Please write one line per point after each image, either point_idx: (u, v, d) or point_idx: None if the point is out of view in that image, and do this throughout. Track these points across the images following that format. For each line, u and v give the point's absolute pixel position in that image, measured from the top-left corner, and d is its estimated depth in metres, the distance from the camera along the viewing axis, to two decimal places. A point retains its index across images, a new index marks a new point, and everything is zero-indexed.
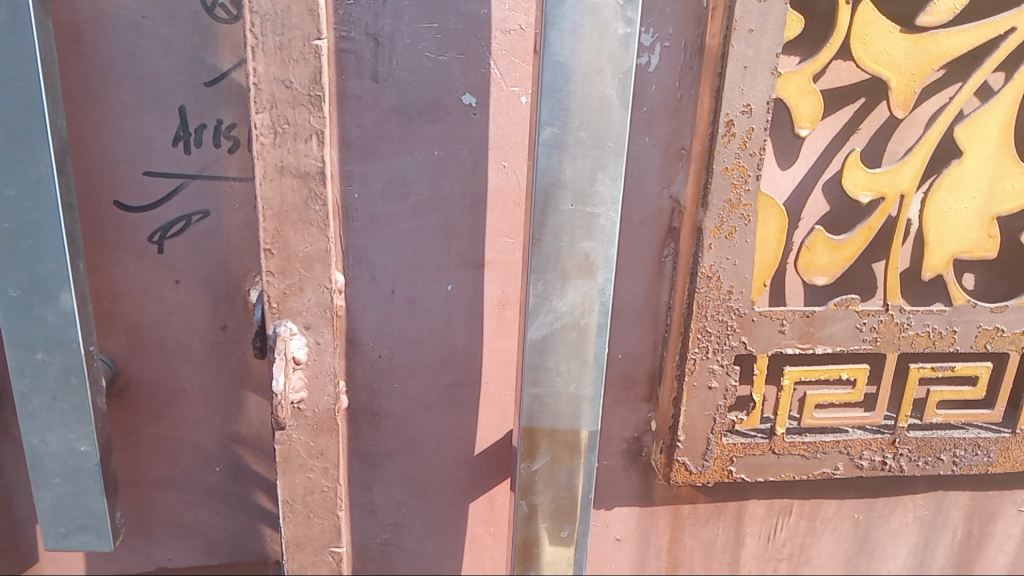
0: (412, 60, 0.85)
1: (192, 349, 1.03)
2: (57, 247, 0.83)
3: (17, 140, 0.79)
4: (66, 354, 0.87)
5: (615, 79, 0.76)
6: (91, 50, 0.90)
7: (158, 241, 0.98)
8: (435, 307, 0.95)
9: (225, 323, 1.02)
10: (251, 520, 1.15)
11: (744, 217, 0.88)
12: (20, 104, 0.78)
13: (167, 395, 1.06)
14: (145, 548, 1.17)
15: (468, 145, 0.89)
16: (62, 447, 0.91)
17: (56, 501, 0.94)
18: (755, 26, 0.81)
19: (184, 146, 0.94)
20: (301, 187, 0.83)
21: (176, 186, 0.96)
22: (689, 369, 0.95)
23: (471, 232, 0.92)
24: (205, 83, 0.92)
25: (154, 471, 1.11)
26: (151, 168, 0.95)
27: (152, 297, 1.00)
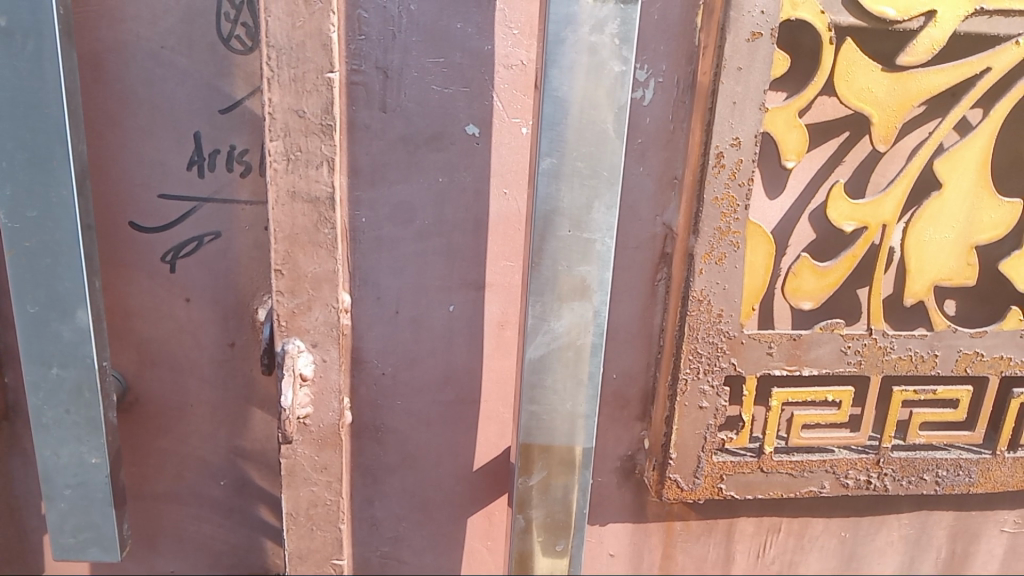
0: (419, 91, 0.90)
1: (201, 365, 1.07)
2: (75, 266, 0.87)
3: (40, 164, 0.83)
4: (80, 368, 0.90)
5: (611, 114, 0.80)
6: (112, 78, 0.94)
7: (171, 261, 1.02)
8: (437, 326, 0.99)
9: (233, 340, 1.06)
10: (254, 534, 1.18)
11: (733, 244, 0.92)
12: (45, 130, 0.82)
13: (175, 409, 1.09)
14: (149, 560, 1.19)
15: (470, 173, 0.93)
16: (73, 459, 0.94)
17: (67, 511, 0.96)
18: (743, 64, 0.85)
19: (198, 170, 0.99)
20: (311, 212, 0.87)
21: (190, 208, 1.00)
22: (680, 389, 0.99)
23: (473, 256, 0.97)
24: (219, 110, 0.97)
25: (160, 484, 1.14)
26: (166, 190, 0.99)
27: (164, 315, 1.04)
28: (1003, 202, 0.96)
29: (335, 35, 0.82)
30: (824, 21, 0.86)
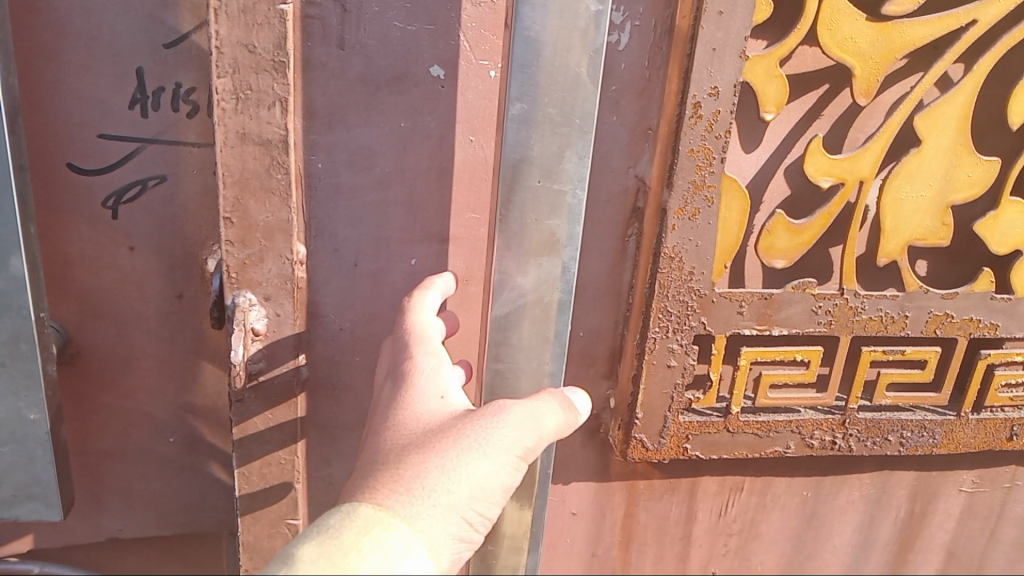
0: (380, 28, 0.84)
1: (147, 317, 1.01)
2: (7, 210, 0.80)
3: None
4: (15, 320, 0.84)
5: (586, 57, 0.75)
6: (45, 5, 0.86)
7: (113, 206, 0.95)
8: (399, 280, 0.94)
9: (181, 292, 1.00)
10: (206, 492, 1.14)
11: (707, 199, 0.89)
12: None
13: (122, 363, 1.03)
14: (94, 521, 1.14)
15: (434, 118, 0.88)
16: (10, 415, 0.88)
17: (4, 468, 0.91)
18: (725, 8, 0.81)
19: (142, 109, 0.91)
20: (262, 155, 0.83)
21: (132, 150, 0.93)
22: (649, 348, 0.95)
23: (436, 207, 0.92)
24: (164, 45, 0.89)
25: (105, 442, 1.08)
26: (106, 130, 0.92)
27: (107, 264, 0.98)
28: (981, 161, 0.93)
29: None
30: None
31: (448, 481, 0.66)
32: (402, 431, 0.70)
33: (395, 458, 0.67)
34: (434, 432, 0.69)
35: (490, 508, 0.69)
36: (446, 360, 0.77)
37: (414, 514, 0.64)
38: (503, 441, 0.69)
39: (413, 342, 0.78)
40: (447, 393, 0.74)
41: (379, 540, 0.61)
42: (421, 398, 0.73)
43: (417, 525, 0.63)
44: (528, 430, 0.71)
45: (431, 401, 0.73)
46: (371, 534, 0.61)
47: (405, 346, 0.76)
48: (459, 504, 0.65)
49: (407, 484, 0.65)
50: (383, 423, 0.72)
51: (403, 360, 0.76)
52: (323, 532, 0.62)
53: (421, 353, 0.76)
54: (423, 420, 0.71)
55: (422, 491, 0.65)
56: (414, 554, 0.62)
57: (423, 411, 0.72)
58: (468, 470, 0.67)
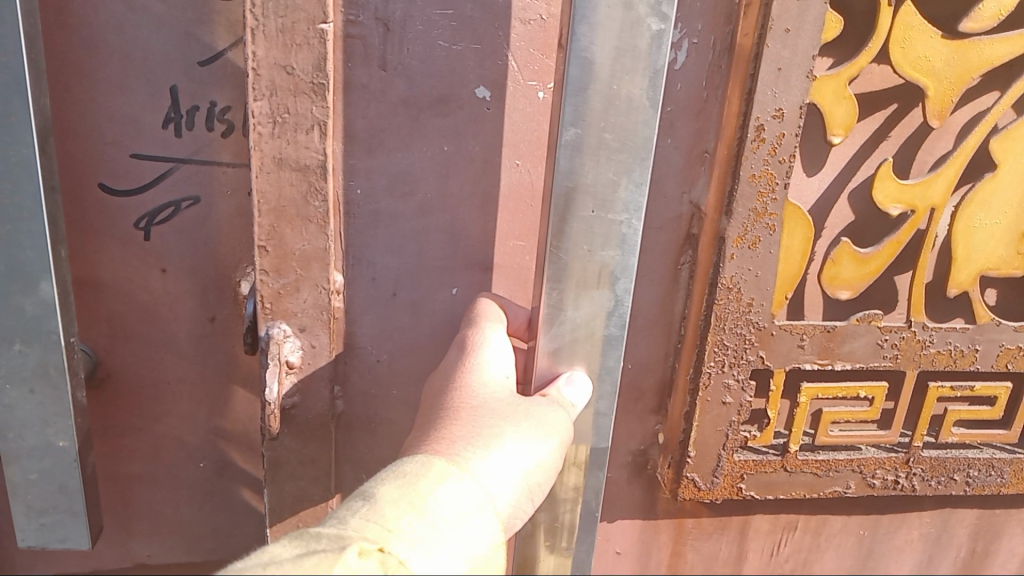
0: (424, 48, 0.79)
1: (180, 344, 0.96)
2: (34, 233, 0.76)
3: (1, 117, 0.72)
4: (45, 346, 0.80)
5: (645, 77, 0.70)
6: (78, 20, 0.81)
7: (145, 227, 0.90)
8: (439, 311, 0.90)
9: (213, 315, 0.95)
10: (234, 522, 1.09)
11: (769, 227, 0.84)
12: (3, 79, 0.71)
13: (153, 392, 0.99)
14: (120, 546, 1.09)
15: (478, 141, 0.83)
16: (39, 444, 0.84)
17: (34, 501, 0.87)
18: (792, 25, 0.76)
19: (175, 128, 0.86)
20: (300, 181, 0.80)
21: (165, 170, 0.88)
22: (703, 383, 0.90)
23: (478, 235, 0.87)
24: (199, 62, 0.84)
25: (133, 472, 1.03)
26: (140, 150, 0.87)
27: (139, 288, 0.93)
28: None
29: None
30: None
31: (516, 447, 0.66)
32: (464, 396, 0.71)
33: (461, 419, 0.68)
34: (502, 404, 0.71)
35: (545, 483, 0.69)
36: (507, 343, 0.78)
37: (482, 470, 0.64)
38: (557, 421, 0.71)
39: (481, 325, 0.79)
40: (508, 372, 0.75)
41: (452, 489, 0.61)
42: (484, 374, 0.73)
43: (486, 481, 0.63)
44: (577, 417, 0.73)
45: (496, 377, 0.74)
46: (444, 482, 0.61)
47: (473, 323, 0.78)
48: (524, 469, 0.66)
49: (475, 441, 0.66)
50: (443, 391, 0.72)
51: (467, 338, 0.77)
52: (398, 476, 0.61)
53: (487, 332, 0.78)
54: (489, 391, 0.72)
55: (491, 449, 0.65)
56: (483, 508, 0.62)
57: (489, 384, 0.72)
58: (532, 440, 0.68)
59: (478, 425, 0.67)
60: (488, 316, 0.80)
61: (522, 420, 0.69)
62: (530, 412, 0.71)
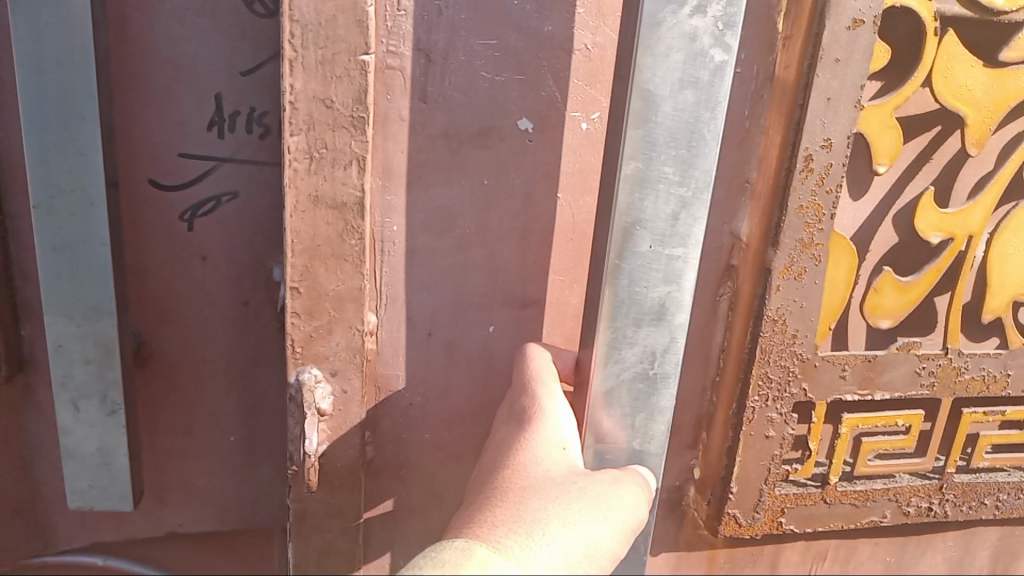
0: (466, 79, 0.76)
1: (218, 332, 0.91)
2: (96, 214, 0.76)
3: (66, 108, 0.72)
4: (101, 312, 0.78)
5: (705, 111, 0.68)
6: (135, 28, 0.79)
7: (189, 219, 0.87)
8: (475, 350, 0.86)
9: (247, 298, 0.90)
10: (261, 492, 1.00)
11: (815, 258, 0.82)
12: (69, 70, 0.71)
13: (191, 383, 0.93)
14: (152, 518, 0.99)
15: (520, 174, 0.80)
16: (91, 414, 0.82)
17: (83, 474, 0.85)
18: (842, 55, 0.75)
19: (218, 131, 0.84)
20: (336, 219, 0.76)
21: (208, 168, 0.86)
22: (747, 417, 0.88)
23: (517, 270, 0.83)
24: (240, 72, 0.83)
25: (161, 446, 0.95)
26: (186, 149, 0.85)
27: (175, 275, 0.88)
28: None
29: (371, 11, 0.70)
30: (930, 9, 0.76)
31: (567, 534, 0.62)
32: (520, 474, 0.68)
33: (511, 501, 0.65)
34: (557, 482, 0.67)
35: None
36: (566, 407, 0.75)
37: (526, 561, 0.60)
38: (619, 505, 0.67)
39: (537, 389, 0.75)
40: (568, 444, 0.72)
41: None
42: (542, 448, 0.70)
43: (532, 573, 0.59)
44: (641, 501, 0.69)
45: (552, 452, 0.70)
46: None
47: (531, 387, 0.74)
48: (575, 561, 0.62)
49: (522, 527, 0.62)
50: (497, 468, 0.70)
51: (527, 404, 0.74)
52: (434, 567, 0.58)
53: (547, 398, 0.74)
54: (544, 468, 0.68)
55: (540, 537, 0.61)
56: None
57: (544, 459, 0.69)
58: (588, 527, 0.64)
59: (525, 509, 0.64)
60: (543, 374, 0.77)
61: (575, 502, 0.65)
62: (584, 491, 0.67)
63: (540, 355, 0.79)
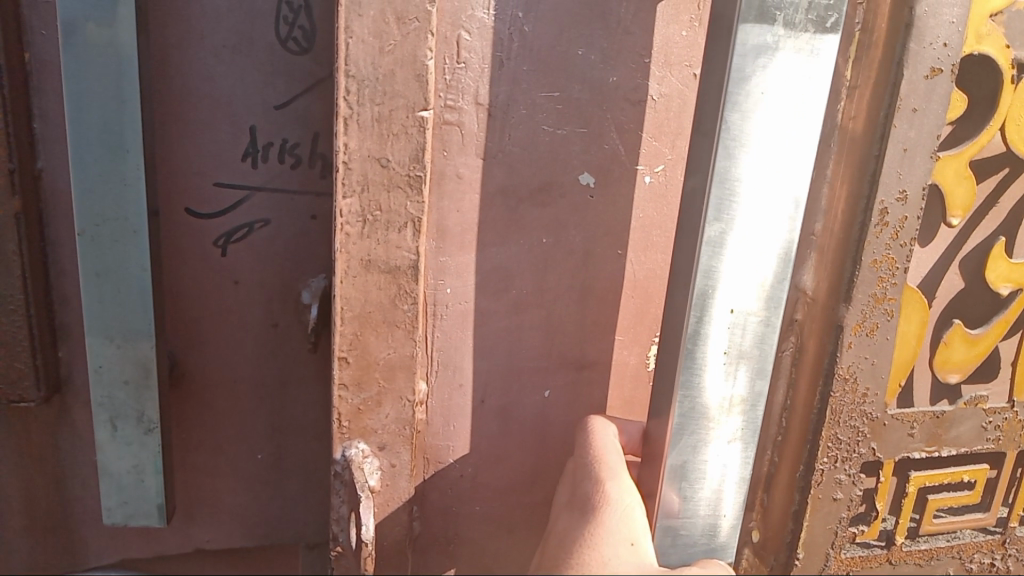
0: (527, 133, 0.71)
1: (247, 355, 0.86)
2: (139, 246, 0.71)
3: (109, 140, 0.68)
4: (139, 320, 0.73)
5: (791, 169, 0.64)
6: (176, 66, 0.76)
7: (223, 244, 0.83)
8: (530, 417, 0.80)
9: (276, 320, 0.86)
10: (287, 511, 0.93)
11: (887, 313, 0.79)
12: (114, 104, 0.68)
13: (223, 407, 0.88)
14: (180, 534, 0.92)
15: (580, 232, 0.75)
16: (128, 431, 0.76)
17: (116, 495, 0.78)
18: (919, 104, 0.72)
19: (252, 161, 0.81)
20: (389, 284, 0.71)
21: (240, 198, 0.82)
22: (816, 480, 0.83)
23: (575, 330, 0.78)
24: (274, 105, 0.80)
25: (189, 464, 0.89)
26: (222, 179, 0.81)
27: (206, 300, 0.84)
28: None
29: (432, 64, 0.66)
30: (1008, 57, 0.73)
31: None
32: None
33: None
34: None
35: None
36: (637, 494, 0.69)
37: None
38: None
39: (604, 474, 0.69)
40: (637, 538, 0.65)
41: None
42: (607, 548, 0.64)
43: None
44: None
45: (619, 550, 0.64)
46: None
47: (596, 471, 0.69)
48: None
49: None
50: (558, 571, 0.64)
51: (592, 490, 0.68)
52: None
53: (614, 485, 0.68)
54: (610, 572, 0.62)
55: None
56: None
57: (609, 561, 0.63)
58: None
59: None
60: (609, 455, 0.72)
61: None
62: None
63: (603, 430, 0.75)
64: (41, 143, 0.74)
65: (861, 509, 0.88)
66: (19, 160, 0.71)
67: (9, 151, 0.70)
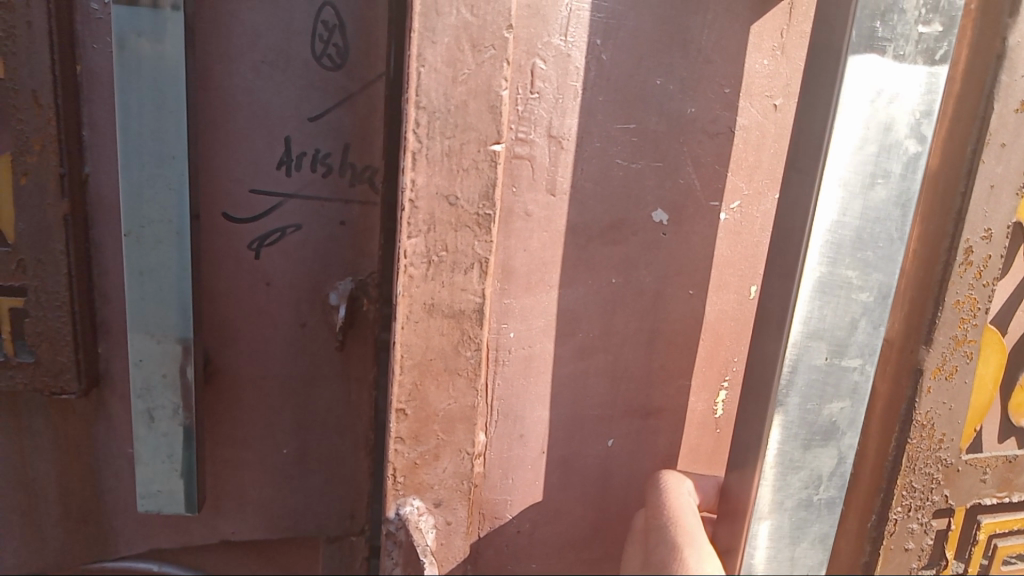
0: (600, 167, 0.66)
1: (277, 352, 0.79)
2: (182, 248, 0.68)
3: (153, 108, 0.64)
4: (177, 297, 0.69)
5: (893, 208, 0.60)
6: (212, 85, 0.71)
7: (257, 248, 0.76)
8: (592, 468, 0.75)
9: (305, 321, 0.79)
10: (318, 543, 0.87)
11: (967, 355, 0.75)
12: (165, 104, 0.65)
13: (252, 408, 0.80)
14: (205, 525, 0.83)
15: (651, 271, 0.70)
16: (163, 415, 0.71)
17: (147, 485, 0.73)
18: (1008, 139, 0.69)
19: (286, 170, 0.75)
20: (452, 329, 0.66)
21: (275, 204, 0.76)
22: (888, 530, 0.79)
23: (643, 376, 0.73)
24: (308, 117, 0.74)
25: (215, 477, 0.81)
26: (257, 186, 0.75)
27: (238, 298, 0.77)
28: None
29: (506, 94, 0.61)
30: None
31: None
32: None
33: None
34: None
35: None
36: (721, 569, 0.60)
37: None
38: None
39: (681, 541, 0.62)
40: None
41: None
42: None
43: None
44: None
45: None
46: None
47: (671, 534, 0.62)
48: None
49: None
50: None
51: (669, 556, 0.60)
52: None
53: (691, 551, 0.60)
54: None
55: None
56: None
57: None
58: None
59: None
60: (685, 517, 0.66)
61: None
62: None
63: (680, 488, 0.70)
64: (90, 151, 0.68)
65: (931, 560, 0.83)
66: (70, 164, 0.66)
67: (60, 154, 0.65)
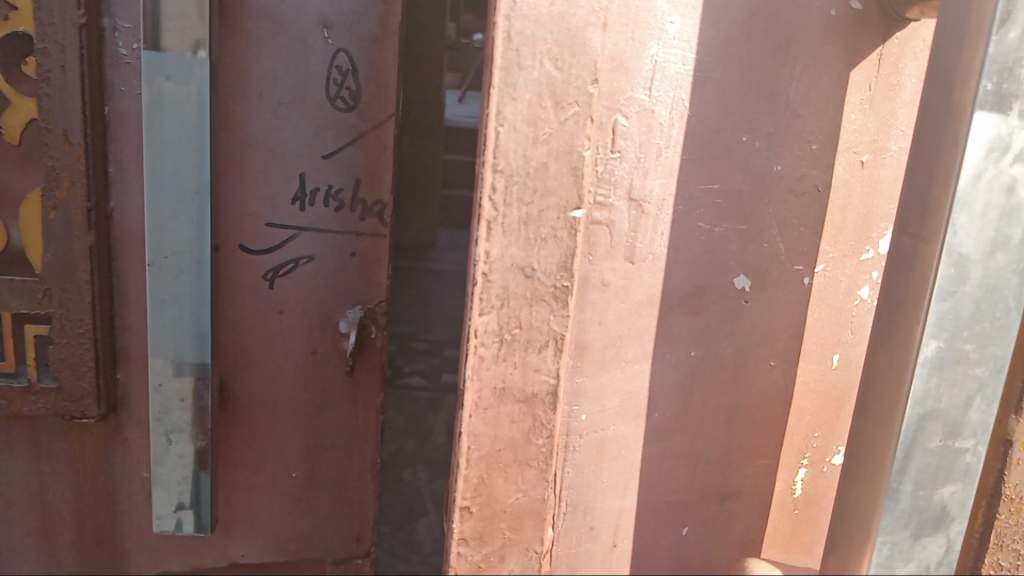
0: (681, 231, 0.60)
1: (286, 382, 0.71)
2: (203, 277, 0.62)
3: (176, 134, 0.59)
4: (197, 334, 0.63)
5: (1015, 276, 0.55)
6: (232, 132, 0.65)
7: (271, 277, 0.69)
8: (664, 559, 0.68)
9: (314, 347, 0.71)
10: None
11: None
12: (186, 126, 0.59)
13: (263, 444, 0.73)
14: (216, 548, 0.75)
15: (731, 342, 0.64)
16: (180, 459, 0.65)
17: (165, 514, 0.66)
18: None
19: (301, 203, 0.68)
20: (524, 416, 0.58)
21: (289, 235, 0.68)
22: None
23: (720, 457, 0.67)
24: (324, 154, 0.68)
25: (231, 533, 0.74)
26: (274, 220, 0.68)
27: (246, 330, 0.70)
28: None
29: (590, 155, 0.55)
30: None
31: None
32: None
33: None
34: None
35: None
36: None
37: None
38: None
39: None
40: None
41: None
42: None
43: None
44: None
45: None
46: None
47: None
48: None
49: None
50: None
51: None
52: None
53: None
54: None
55: None
56: None
57: None
58: None
59: None
60: None
61: None
62: None
63: None
64: (115, 185, 0.64)
65: None
66: (97, 199, 0.63)
67: (88, 190, 0.62)
